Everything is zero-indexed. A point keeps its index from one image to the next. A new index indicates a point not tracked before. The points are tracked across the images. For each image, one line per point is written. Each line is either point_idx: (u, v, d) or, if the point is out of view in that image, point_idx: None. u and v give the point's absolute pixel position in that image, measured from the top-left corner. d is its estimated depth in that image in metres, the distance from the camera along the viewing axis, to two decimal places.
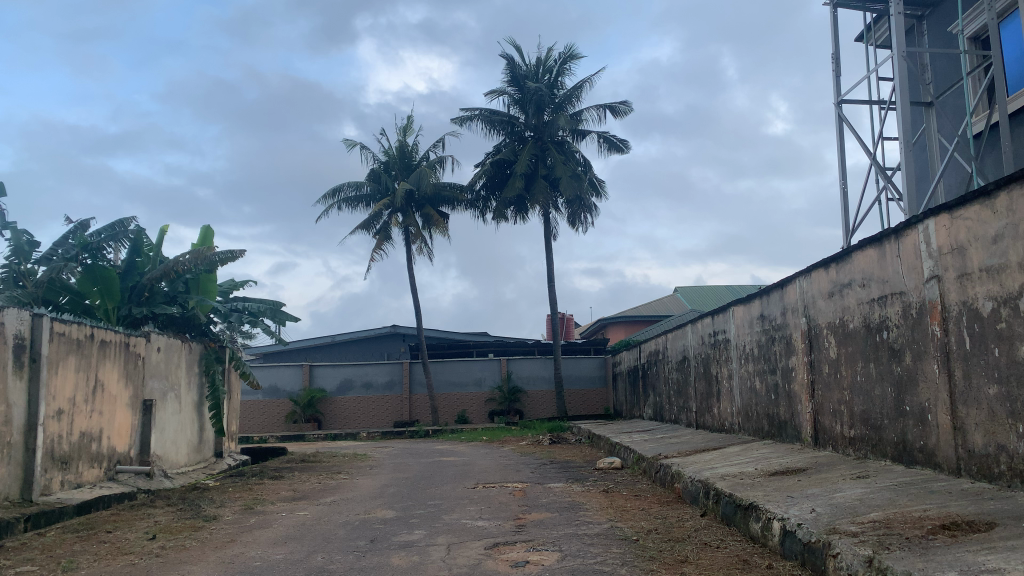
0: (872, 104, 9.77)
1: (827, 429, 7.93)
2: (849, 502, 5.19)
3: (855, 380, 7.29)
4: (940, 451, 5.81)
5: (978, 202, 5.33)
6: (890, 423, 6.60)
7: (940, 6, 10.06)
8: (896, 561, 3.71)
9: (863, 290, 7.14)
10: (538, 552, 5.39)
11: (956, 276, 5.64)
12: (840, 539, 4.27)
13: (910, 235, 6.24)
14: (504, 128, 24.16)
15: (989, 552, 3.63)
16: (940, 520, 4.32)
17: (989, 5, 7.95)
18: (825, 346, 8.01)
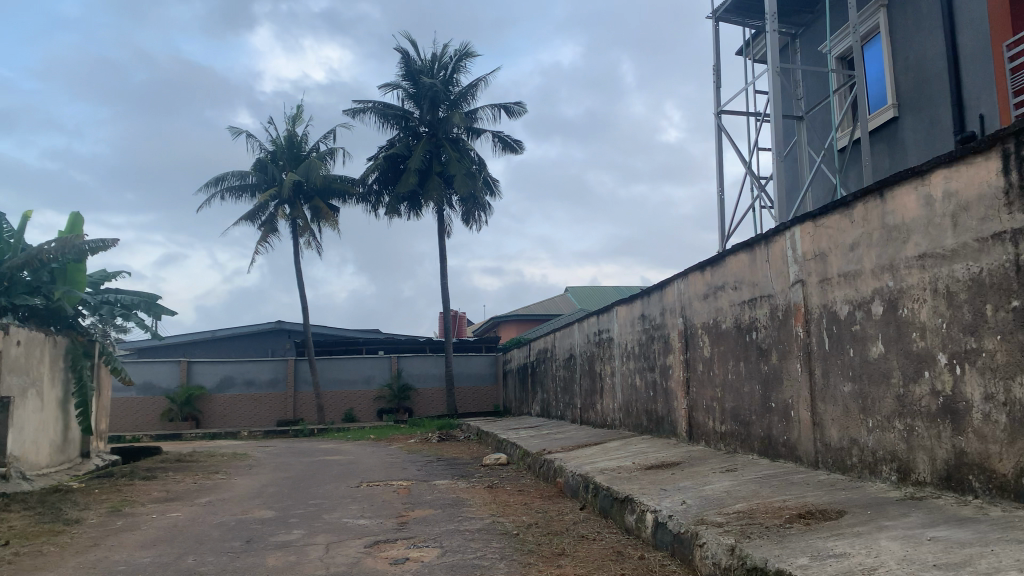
0: (748, 116, 10.26)
1: (700, 424, 8.30)
2: (717, 493, 5.45)
3: (727, 378, 7.65)
4: (800, 445, 6.19)
5: (838, 212, 5.70)
6: (757, 419, 6.97)
7: (811, 26, 10.69)
8: (755, 548, 3.93)
9: (736, 293, 7.49)
10: (419, 549, 5.39)
11: (817, 281, 6.01)
12: (707, 529, 4.48)
13: (778, 241, 6.61)
14: (397, 122, 23.89)
15: (836, 538, 3.91)
16: (796, 509, 4.62)
17: (855, 28, 8.50)
18: (699, 345, 8.37)
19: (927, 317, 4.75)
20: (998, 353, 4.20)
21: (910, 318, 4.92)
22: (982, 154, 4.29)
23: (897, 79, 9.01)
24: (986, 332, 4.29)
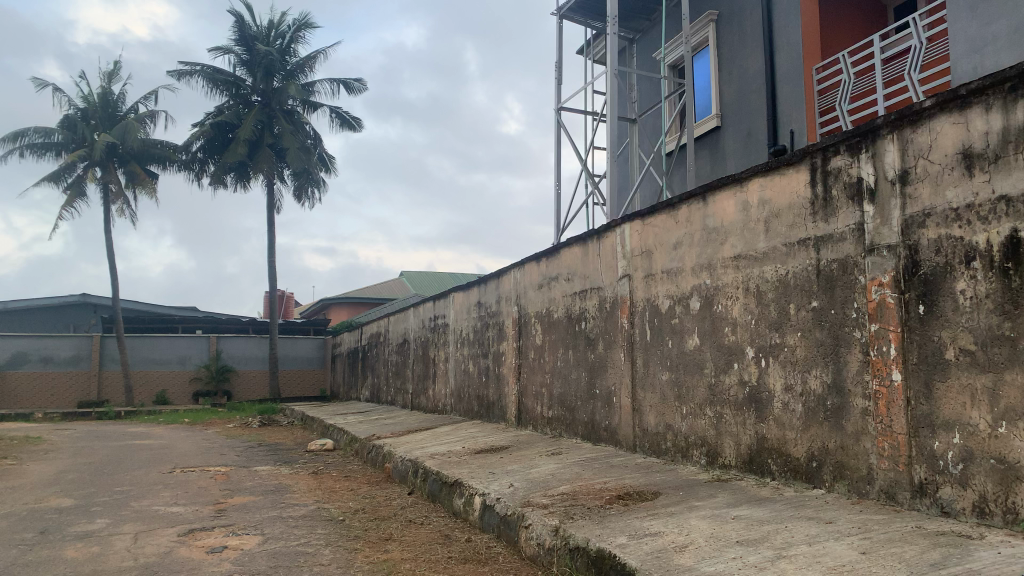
0: (586, 114, 10.63)
1: (528, 410, 8.54)
2: (542, 476, 5.64)
3: (555, 365, 7.92)
4: (621, 430, 6.53)
5: (664, 211, 6.04)
6: (582, 405, 7.27)
7: (647, 33, 11.22)
8: (578, 529, 4.11)
9: (567, 284, 7.75)
10: (238, 536, 5.16)
11: (643, 275, 6.35)
12: (532, 511, 4.62)
13: (609, 236, 6.91)
14: (227, 88, 22.59)
15: (651, 518, 4.16)
16: (616, 491, 4.87)
17: (686, 39, 9.02)
18: (531, 333, 8.59)
19: (738, 314, 5.15)
20: (797, 348, 4.64)
21: (724, 314, 5.31)
22: (793, 167, 4.71)
23: (721, 91, 9.66)
24: (788, 329, 4.71)
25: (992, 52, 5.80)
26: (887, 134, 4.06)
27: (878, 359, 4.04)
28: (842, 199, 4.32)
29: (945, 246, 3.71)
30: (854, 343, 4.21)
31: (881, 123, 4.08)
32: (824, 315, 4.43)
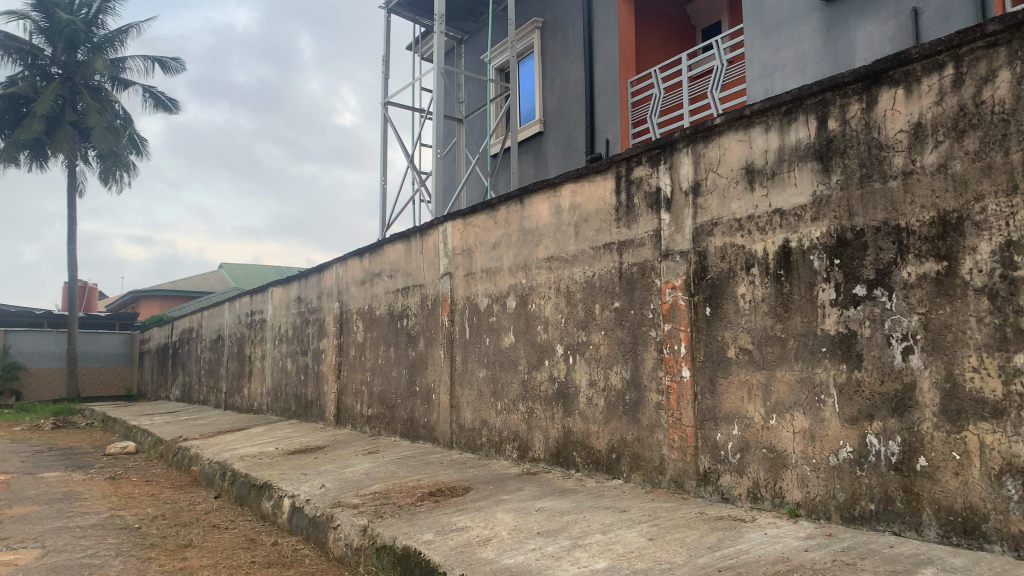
0: (414, 111, 10.60)
1: (347, 409, 8.39)
2: (356, 476, 5.56)
3: (376, 363, 7.84)
4: (438, 427, 6.58)
5: (484, 212, 6.15)
6: (402, 403, 7.25)
7: (476, 35, 11.37)
8: (385, 527, 4.09)
9: (390, 281, 7.70)
10: (13, 551, 4.69)
11: (463, 274, 6.42)
12: (342, 511, 4.54)
13: (431, 235, 6.94)
14: (21, 58, 20.48)
15: (459, 513, 4.22)
16: (428, 488, 4.89)
17: (512, 44, 9.21)
18: (352, 330, 8.45)
19: (550, 313, 5.33)
20: (601, 346, 4.87)
21: (537, 313, 5.48)
22: (601, 174, 4.94)
23: (545, 97, 9.96)
24: (594, 328, 4.94)
25: (781, 77, 6.37)
26: (684, 147, 4.36)
27: (671, 357, 4.33)
28: (643, 206, 4.59)
29: (729, 253, 4.04)
30: (651, 341, 4.49)
31: (679, 138, 4.37)
32: (625, 316, 4.69)
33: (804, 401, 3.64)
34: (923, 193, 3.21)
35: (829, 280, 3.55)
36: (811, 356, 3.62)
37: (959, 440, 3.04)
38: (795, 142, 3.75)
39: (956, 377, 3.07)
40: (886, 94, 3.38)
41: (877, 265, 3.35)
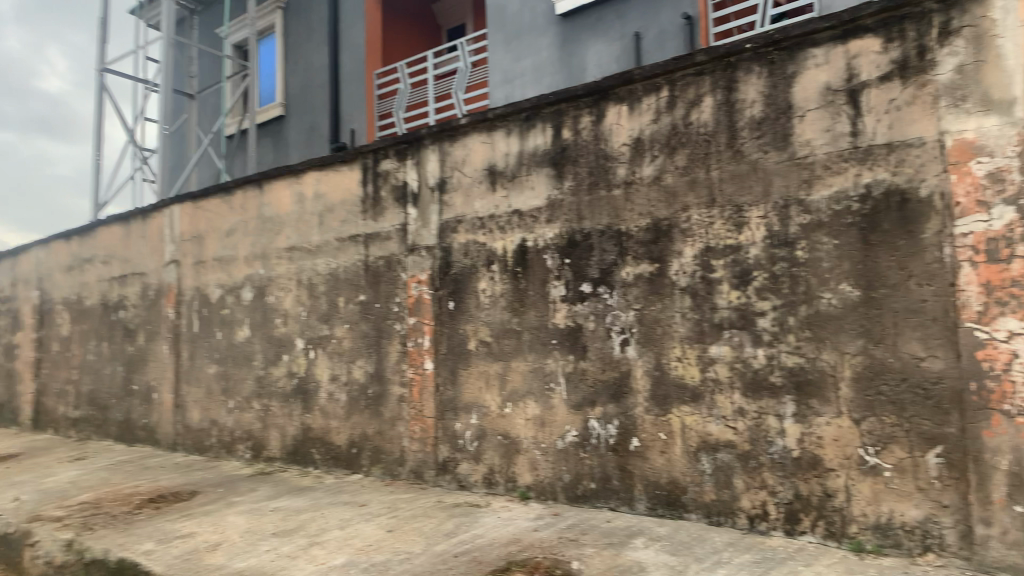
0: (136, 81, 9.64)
1: (48, 411, 7.44)
2: (58, 485, 4.94)
3: (85, 359, 7.03)
4: (161, 428, 6.07)
5: (218, 196, 5.77)
6: (116, 403, 6.58)
7: (211, 7, 10.61)
8: (96, 540, 3.68)
9: (104, 267, 6.94)
10: None
11: (192, 262, 5.97)
12: (41, 526, 4.01)
13: (156, 218, 6.37)
14: None
15: (185, 519, 3.92)
16: (148, 494, 4.48)
17: (251, 21, 8.72)
18: (56, 322, 7.50)
19: (290, 306, 5.15)
20: (343, 340, 4.80)
21: (275, 305, 5.26)
22: (347, 164, 4.86)
23: (287, 80, 9.57)
24: (336, 321, 4.85)
25: (521, 84, 6.70)
26: (430, 144, 4.43)
27: (414, 350, 4.40)
28: (389, 200, 4.60)
29: (471, 249, 4.18)
30: (395, 335, 4.51)
31: (425, 134, 4.43)
32: (368, 309, 4.66)
33: (536, 391, 3.90)
34: (642, 201, 3.57)
35: (560, 277, 3.83)
36: (543, 348, 3.88)
37: (666, 422, 3.47)
38: (534, 147, 3.97)
39: (664, 365, 3.49)
40: (613, 109, 3.70)
41: (602, 265, 3.68)
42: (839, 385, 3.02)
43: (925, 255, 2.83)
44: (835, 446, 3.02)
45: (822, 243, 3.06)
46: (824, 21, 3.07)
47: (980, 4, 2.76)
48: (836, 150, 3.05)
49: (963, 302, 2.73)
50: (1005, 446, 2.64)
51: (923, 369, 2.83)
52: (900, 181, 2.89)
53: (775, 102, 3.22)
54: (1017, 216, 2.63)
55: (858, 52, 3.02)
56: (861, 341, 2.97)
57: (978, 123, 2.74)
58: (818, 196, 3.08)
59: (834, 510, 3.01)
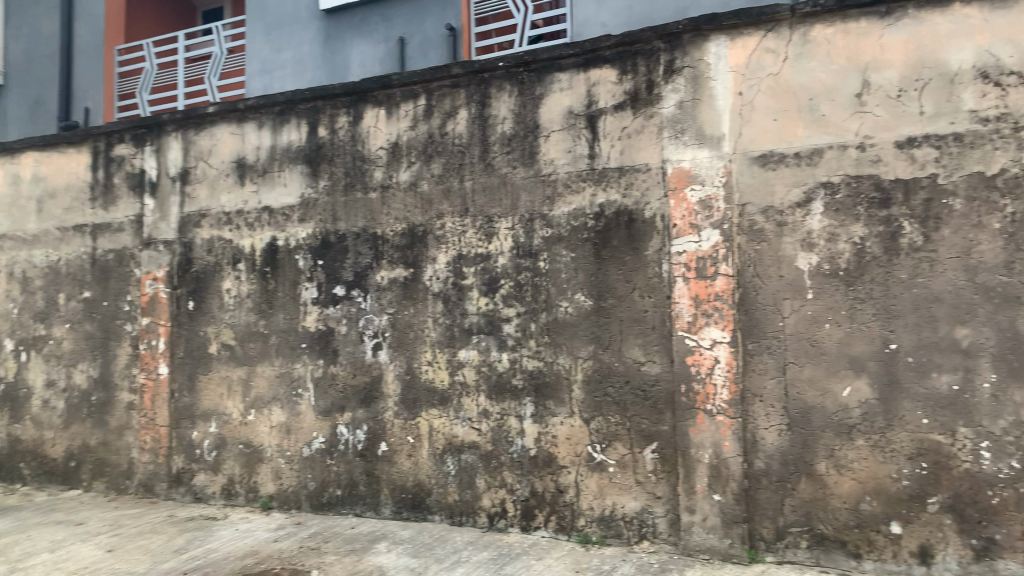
0: None
1: None
2: None
3: None
4: None
5: None
6: None
7: None
8: None
9: None
10: None
11: None
12: None
13: None
14: None
15: None
16: None
17: None
18: None
19: None
20: (63, 341, 4.32)
21: None
22: (74, 146, 4.39)
23: None
24: (55, 320, 4.35)
25: (281, 77, 6.44)
26: (173, 131, 4.12)
27: (147, 354, 4.06)
28: (124, 188, 4.23)
29: (216, 246, 3.95)
30: (125, 336, 4.14)
31: (168, 120, 4.12)
32: (95, 307, 4.23)
33: (282, 396, 3.78)
34: (396, 206, 3.59)
35: (312, 279, 3.74)
36: (291, 352, 3.77)
37: (413, 425, 3.51)
38: (287, 144, 3.84)
39: (413, 369, 3.52)
40: (370, 112, 3.68)
41: (355, 268, 3.65)
42: (573, 387, 3.23)
43: (648, 270, 3.12)
44: (567, 445, 3.22)
45: (562, 255, 3.26)
46: (569, 49, 3.27)
47: (698, 48, 3.09)
48: (576, 169, 3.26)
49: (677, 312, 3.05)
50: (706, 440, 2.98)
51: (643, 373, 3.11)
52: (630, 202, 3.16)
53: (523, 120, 3.38)
54: (721, 239, 3.00)
55: (597, 81, 3.26)
56: (593, 347, 3.20)
57: (693, 155, 3.07)
58: (560, 212, 3.28)
59: (565, 506, 3.21)
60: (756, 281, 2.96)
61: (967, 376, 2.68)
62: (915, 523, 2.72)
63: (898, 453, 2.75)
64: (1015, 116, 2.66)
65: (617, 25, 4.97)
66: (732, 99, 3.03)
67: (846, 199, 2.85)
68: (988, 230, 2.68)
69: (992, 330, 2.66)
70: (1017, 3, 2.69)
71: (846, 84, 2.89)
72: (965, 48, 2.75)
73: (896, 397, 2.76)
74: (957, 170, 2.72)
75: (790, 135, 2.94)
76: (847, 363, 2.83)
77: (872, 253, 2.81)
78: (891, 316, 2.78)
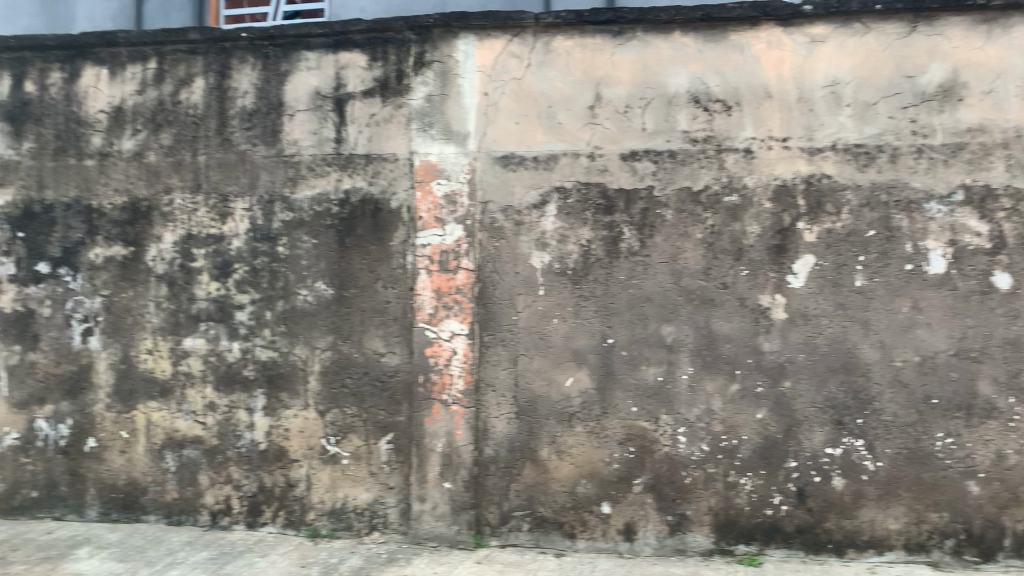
0: None
1: None
2: None
3: None
4: None
5: None
6: None
7: None
8: None
9: None
10: None
11: None
12: None
13: None
14: None
15: None
16: None
17: None
18: None
19: None
20: None
21: None
22: None
23: None
24: None
25: None
26: None
27: None
28: None
29: None
30: None
31: None
32: None
33: None
34: (117, 177, 3.26)
35: (10, 254, 3.29)
36: None
37: (128, 419, 3.22)
38: None
39: (130, 358, 3.22)
40: (90, 71, 3.30)
41: (65, 244, 3.27)
42: (309, 378, 3.13)
43: (390, 261, 3.10)
44: (300, 437, 3.12)
45: (302, 241, 3.14)
46: (318, 28, 3.14)
47: (447, 44, 3.11)
48: (321, 153, 3.15)
49: (418, 304, 3.06)
50: (440, 431, 3.02)
51: (382, 364, 3.09)
52: (375, 191, 3.12)
53: (266, 97, 3.20)
54: (463, 234, 3.06)
55: (346, 64, 3.17)
56: (331, 337, 3.12)
57: (440, 150, 3.09)
58: (302, 195, 3.15)
59: (295, 500, 3.12)
60: (493, 276, 3.06)
61: (670, 369, 2.98)
62: (622, 502, 2.97)
63: (610, 439, 2.98)
64: (718, 140, 3.00)
65: (375, 12, 4.85)
66: (478, 98, 3.10)
67: (577, 204, 3.04)
68: (693, 239, 2.99)
69: (692, 329, 2.97)
70: (724, 39, 3.03)
71: (581, 95, 3.07)
72: (681, 74, 3.04)
73: (612, 388, 3.00)
74: (670, 184, 3.00)
75: (530, 139, 3.07)
76: (571, 356, 3.02)
77: (597, 254, 3.02)
78: (610, 314, 3.01)
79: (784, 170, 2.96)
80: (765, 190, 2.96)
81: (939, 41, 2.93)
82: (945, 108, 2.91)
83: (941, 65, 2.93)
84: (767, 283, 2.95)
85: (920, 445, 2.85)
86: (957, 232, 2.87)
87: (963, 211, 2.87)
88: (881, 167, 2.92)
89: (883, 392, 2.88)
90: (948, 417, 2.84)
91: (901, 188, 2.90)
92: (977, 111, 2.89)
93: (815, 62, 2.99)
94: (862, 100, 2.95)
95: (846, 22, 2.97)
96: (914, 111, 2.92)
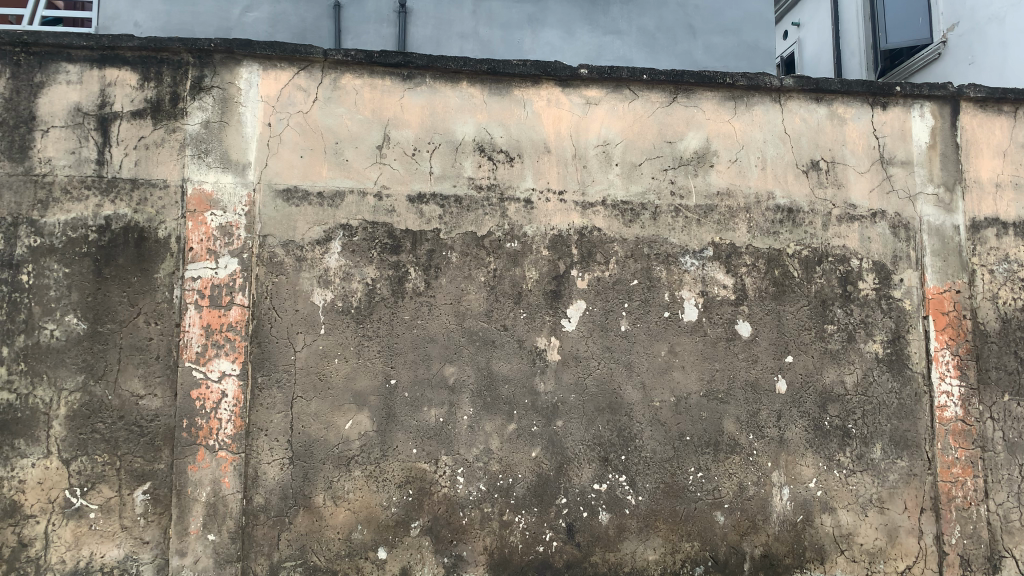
0: None
1: None
2: None
3: None
4: None
5: None
6: None
7: None
8: None
9: None
10: None
11: None
12: None
13: None
14: None
15: None
16: None
17: None
18: None
19: None
20: None
21: None
22: None
23: None
24: None
25: None
26: None
27: None
28: None
29: None
30: None
31: None
32: None
33: None
34: None
35: None
36: None
37: None
38: None
39: None
40: None
41: None
42: (52, 424, 2.77)
43: (155, 295, 2.87)
44: (38, 490, 2.74)
45: (51, 270, 2.81)
46: (82, 39, 2.87)
47: (229, 71, 2.99)
48: (78, 174, 2.87)
49: (184, 342, 2.85)
50: (204, 478, 2.82)
51: (141, 408, 2.82)
52: (141, 219, 2.89)
53: (15, 108, 2.88)
54: (239, 269, 2.91)
55: (113, 82, 2.94)
56: (82, 377, 2.81)
57: (215, 178, 2.93)
58: (53, 219, 2.84)
59: (28, 561, 2.73)
60: (270, 313, 2.93)
61: (450, 410, 3.01)
62: (398, 547, 2.93)
63: (388, 482, 2.94)
64: (501, 188, 3.11)
65: (151, 29, 4.51)
66: (261, 129, 2.99)
67: (362, 242, 3.00)
68: (475, 282, 3.06)
69: (472, 369, 3.03)
70: (508, 93, 3.17)
71: (369, 134, 3.07)
72: (467, 122, 3.14)
73: (392, 429, 2.97)
74: (455, 228, 3.07)
75: (315, 174, 3.01)
76: (351, 397, 2.96)
77: (381, 294, 3.00)
78: (393, 354, 2.99)
79: (560, 221, 3.13)
80: (542, 239, 3.11)
81: (695, 112, 3.27)
82: (698, 173, 3.24)
83: (696, 133, 3.26)
84: (543, 325, 3.08)
85: (675, 479, 3.08)
86: (707, 284, 3.18)
87: (712, 266, 3.19)
88: (644, 223, 3.17)
89: (643, 430, 3.09)
90: (698, 453, 3.11)
91: (661, 244, 3.17)
92: (725, 177, 3.25)
93: (590, 122, 3.21)
94: (629, 161, 3.21)
95: (616, 89, 3.24)
96: (673, 174, 3.23)
